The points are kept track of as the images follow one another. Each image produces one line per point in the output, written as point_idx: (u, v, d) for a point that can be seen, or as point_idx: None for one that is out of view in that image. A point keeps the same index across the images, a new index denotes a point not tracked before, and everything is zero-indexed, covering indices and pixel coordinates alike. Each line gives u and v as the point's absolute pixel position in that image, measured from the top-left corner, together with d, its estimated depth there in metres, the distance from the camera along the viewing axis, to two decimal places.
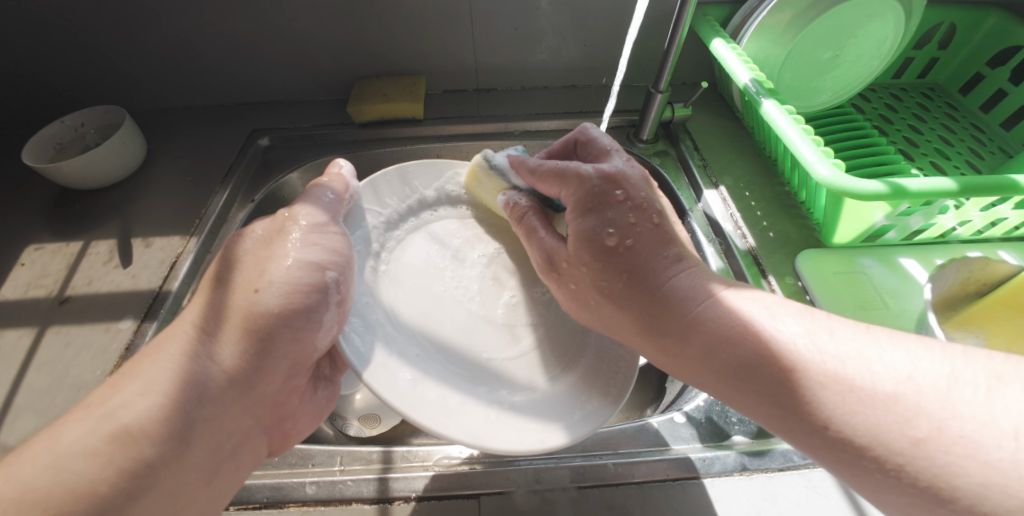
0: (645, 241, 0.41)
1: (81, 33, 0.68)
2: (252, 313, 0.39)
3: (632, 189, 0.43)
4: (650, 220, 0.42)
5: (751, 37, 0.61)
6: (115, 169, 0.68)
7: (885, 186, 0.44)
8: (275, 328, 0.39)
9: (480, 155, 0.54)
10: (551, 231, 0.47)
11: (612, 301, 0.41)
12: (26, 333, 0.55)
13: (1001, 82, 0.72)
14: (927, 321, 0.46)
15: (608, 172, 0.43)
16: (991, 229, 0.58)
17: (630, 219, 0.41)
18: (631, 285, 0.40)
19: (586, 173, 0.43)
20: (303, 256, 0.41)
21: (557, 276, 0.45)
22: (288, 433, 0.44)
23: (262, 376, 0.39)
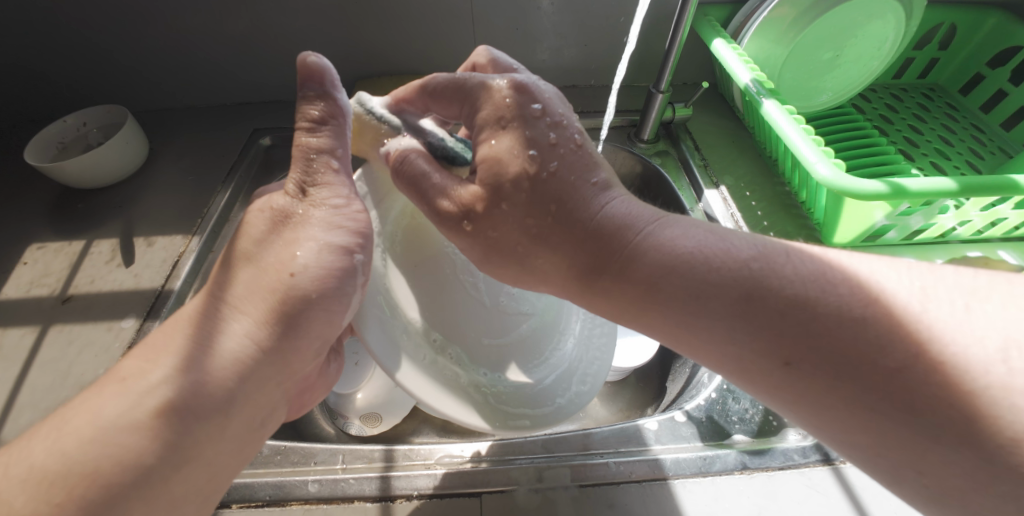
0: (570, 165, 0.36)
1: (84, 33, 0.68)
2: (286, 298, 0.36)
3: (550, 105, 0.38)
4: (571, 142, 0.37)
5: (751, 36, 0.61)
6: (117, 169, 0.68)
7: (885, 186, 0.44)
8: (301, 313, 0.37)
9: (355, 99, 0.46)
10: (445, 174, 0.39)
11: (542, 243, 0.36)
12: (29, 331, 0.55)
13: (1001, 82, 0.72)
14: None
15: (521, 83, 0.38)
16: (991, 229, 0.58)
17: (550, 138, 0.37)
18: (556, 223, 0.35)
19: (496, 85, 0.38)
20: (327, 239, 0.37)
21: (464, 227, 0.37)
22: (303, 401, 0.47)
23: (296, 354, 0.38)
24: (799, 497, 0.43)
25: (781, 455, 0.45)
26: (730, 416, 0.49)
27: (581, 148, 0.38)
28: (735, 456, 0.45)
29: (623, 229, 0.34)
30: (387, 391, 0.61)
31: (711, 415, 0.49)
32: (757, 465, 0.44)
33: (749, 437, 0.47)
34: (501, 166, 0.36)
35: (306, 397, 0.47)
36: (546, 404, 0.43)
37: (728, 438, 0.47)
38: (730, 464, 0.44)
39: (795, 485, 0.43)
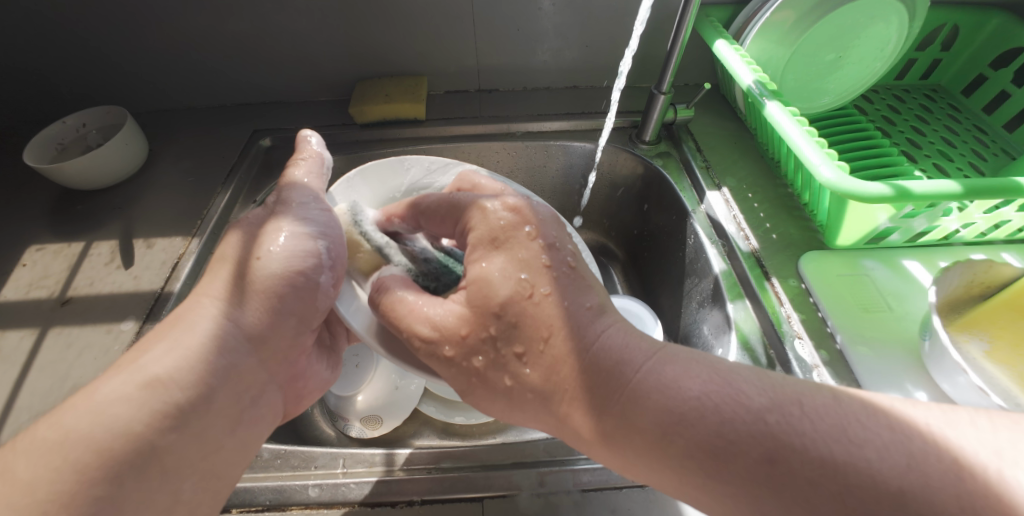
0: (564, 289, 0.35)
1: (83, 33, 0.68)
2: (260, 282, 0.40)
3: (543, 227, 0.38)
4: (565, 262, 0.37)
5: (755, 36, 0.60)
6: (116, 170, 0.68)
7: (889, 188, 0.44)
8: (280, 291, 0.41)
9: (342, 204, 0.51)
10: (424, 296, 0.38)
11: (541, 397, 0.35)
12: (28, 334, 0.55)
13: (1004, 83, 0.72)
14: (931, 324, 0.45)
15: (514, 206, 0.39)
16: (995, 231, 0.58)
17: (542, 259, 0.36)
18: (545, 352, 0.34)
19: (490, 208, 0.39)
20: (293, 229, 0.42)
21: (447, 364, 0.36)
22: (300, 395, 0.47)
23: (273, 332, 0.41)
24: None
25: None
26: None
27: (574, 269, 0.37)
28: None
29: (622, 365, 0.33)
30: (387, 394, 0.61)
31: None
32: None
33: None
34: (493, 297, 0.35)
35: (301, 389, 0.47)
36: None
37: None
38: None
39: None
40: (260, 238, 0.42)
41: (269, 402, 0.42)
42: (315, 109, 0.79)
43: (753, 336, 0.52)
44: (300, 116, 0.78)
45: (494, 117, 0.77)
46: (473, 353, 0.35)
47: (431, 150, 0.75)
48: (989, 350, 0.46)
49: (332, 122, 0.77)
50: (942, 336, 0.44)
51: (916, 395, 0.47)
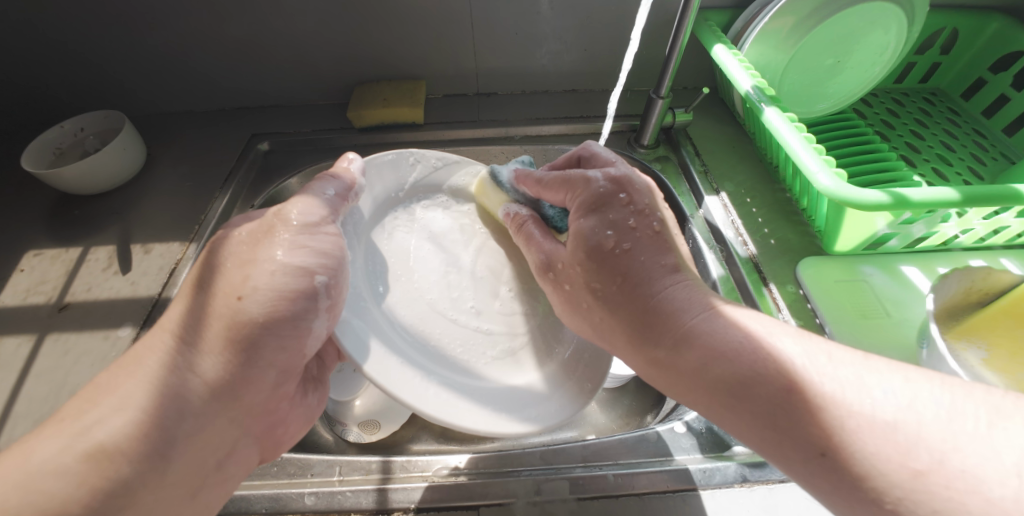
0: (643, 247, 0.41)
1: (80, 38, 0.68)
2: (235, 321, 0.38)
3: (637, 194, 0.43)
4: (650, 227, 0.42)
5: (753, 42, 0.60)
6: (114, 175, 0.68)
7: (887, 196, 0.44)
8: (259, 336, 0.39)
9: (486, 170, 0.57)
10: (548, 238, 0.48)
11: (602, 304, 0.41)
12: (25, 340, 0.55)
13: (1004, 87, 0.72)
14: (929, 332, 0.45)
15: (615, 176, 0.44)
16: (994, 237, 0.58)
17: (630, 222, 0.42)
18: (619, 289, 0.40)
19: (593, 177, 0.44)
20: (289, 260, 0.40)
21: (552, 277, 0.45)
22: (279, 441, 0.44)
23: (245, 386, 0.39)
24: (798, 509, 0.42)
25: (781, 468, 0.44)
26: None
27: (658, 232, 0.42)
28: (735, 469, 0.44)
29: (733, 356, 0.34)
30: (385, 399, 0.61)
31: (710, 427, 0.49)
32: (756, 478, 0.44)
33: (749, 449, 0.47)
34: (585, 242, 0.42)
35: (281, 436, 0.44)
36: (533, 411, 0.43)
37: (728, 450, 0.47)
38: (731, 477, 0.44)
39: (794, 497, 0.43)
40: (249, 264, 0.40)
41: (241, 456, 0.40)
42: (314, 113, 0.79)
43: None
44: (298, 120, 0.78)
45: (492, 121, 0.77)
46: (567, 278, 0.44)
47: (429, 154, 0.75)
48: (987, 358, 0.46)
49: (330, 126, 0.77)
50: (939, 344, 0.44)
51: None
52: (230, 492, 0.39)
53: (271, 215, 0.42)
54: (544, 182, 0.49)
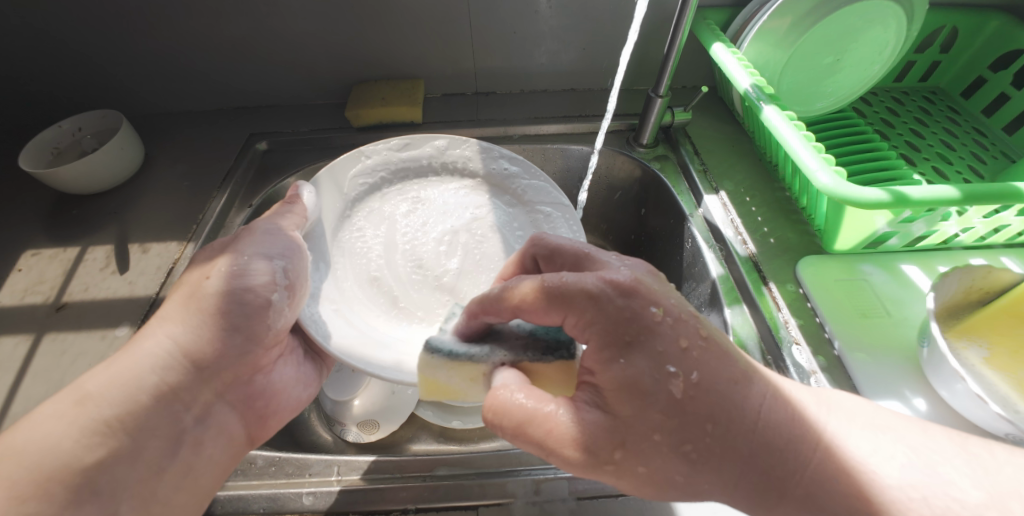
0: (708, 365, 0.32)
1: (77, 37, 0.68)
2: (200, 297, 0.43)
3: (661, 296, 0.33)
4: (698, 334, 0.33)
5: (751, 41, 0.60)
6: (112, 174, 0.67)
7: (887, 194, 0.44)
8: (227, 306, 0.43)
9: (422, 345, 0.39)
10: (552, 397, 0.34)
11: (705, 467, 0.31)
12: (22, 340, 0.55)
13: (1004, 85, 0.72)
14: (930, 331, 0.45)
15: (618, 281, 0.33)
16: (994, 236, 0.58)
17: (679, 340, 0.32)
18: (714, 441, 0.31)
19: (592, 286, 0.33)
20: (253, 250, 0.45)
21: (612, 468, 0.32)
22: (264, 414, 0.47)
23: (216, 356, 0.43)
24: None
25: None
26: None
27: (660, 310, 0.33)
28: None
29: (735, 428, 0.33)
30: (384, 399, 0.61)
31: None
32: None
33: None
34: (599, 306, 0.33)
35: (262, 409, 0.47)
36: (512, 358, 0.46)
37: None
38: None
39: None
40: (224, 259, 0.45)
41: (218, 420, 0.44)
42: (313, 112, 0.79)
43: (751, 342, 0.52)
44: (297, 120, 0.78)
45: (490, 120, 0.77)
46: (572, 417, 0.33)
47: None
48: (988, 356, 0.46)
49: (328, 125, 0.77)
50: (940, 343, 0.43)
51: (913, 402, 0.46)
52: (208, 457, 0.42)
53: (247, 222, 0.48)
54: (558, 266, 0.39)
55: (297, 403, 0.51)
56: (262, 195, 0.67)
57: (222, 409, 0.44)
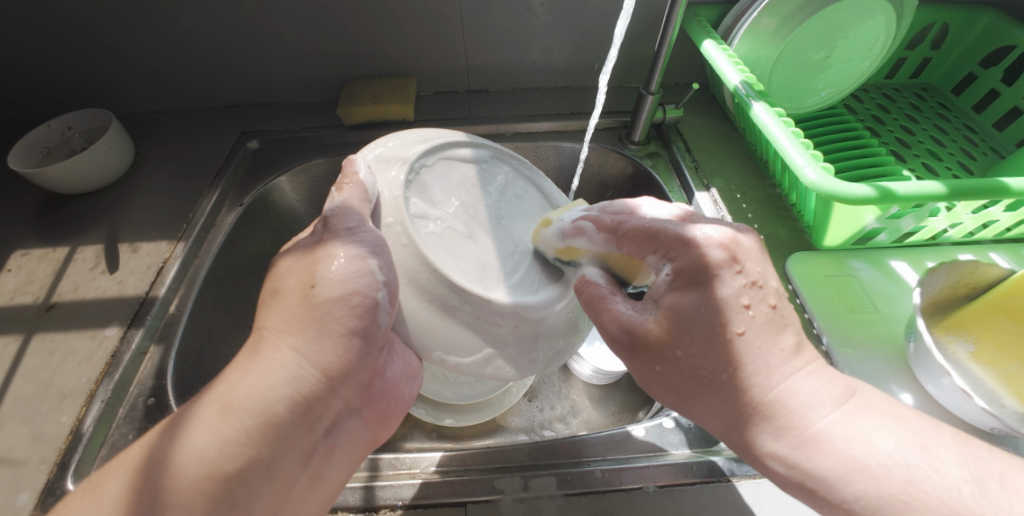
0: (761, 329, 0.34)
1: (62, 34, 0.67)
2: (314, 304, 0.37)
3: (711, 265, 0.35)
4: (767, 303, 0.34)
5: (741, 37, 0.60)
6: (100, 173, 0.67)
7: (873, 189, 0.44)
8: (327, 320, 0.37)
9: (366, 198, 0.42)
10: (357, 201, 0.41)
11: None
12: (12, 341, 0.54)
13: (994, 81, 0.72)
14: (916, 327, 0.45)
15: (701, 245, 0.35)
16: (984, 232, 0.58)
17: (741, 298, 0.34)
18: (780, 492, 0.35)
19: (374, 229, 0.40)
20: (347, 251, 0.38)
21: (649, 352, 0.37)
22: (385, 422, 0.45)
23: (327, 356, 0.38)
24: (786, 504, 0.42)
25: None
26: None
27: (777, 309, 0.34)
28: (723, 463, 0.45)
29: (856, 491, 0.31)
30: None
31: None
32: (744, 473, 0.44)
33: None
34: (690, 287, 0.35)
35: (383, 412, 0.45)
36: (441, 149, 0.46)
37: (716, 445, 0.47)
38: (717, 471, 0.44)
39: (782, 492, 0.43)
40: (320, 260, 0.39)
41: (347, 429, 0.41)
42: (304, 111, 0.79)
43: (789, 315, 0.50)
44: (289, 118, 0.78)
45: (483, 118, 0.76)
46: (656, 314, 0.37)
47: None
48: (974, 351, 0.46)
49: (320, 124, 0.76)
50: (926, 338, 0.44)
51: (901, 397, 0.47)
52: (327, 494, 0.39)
53: (321, 229, 0.40)
54: (622, 235, 0.39)
55: (409, 397, 0.47)
56: (254, 194, 0.67)
57: (354, 431, 0.42)
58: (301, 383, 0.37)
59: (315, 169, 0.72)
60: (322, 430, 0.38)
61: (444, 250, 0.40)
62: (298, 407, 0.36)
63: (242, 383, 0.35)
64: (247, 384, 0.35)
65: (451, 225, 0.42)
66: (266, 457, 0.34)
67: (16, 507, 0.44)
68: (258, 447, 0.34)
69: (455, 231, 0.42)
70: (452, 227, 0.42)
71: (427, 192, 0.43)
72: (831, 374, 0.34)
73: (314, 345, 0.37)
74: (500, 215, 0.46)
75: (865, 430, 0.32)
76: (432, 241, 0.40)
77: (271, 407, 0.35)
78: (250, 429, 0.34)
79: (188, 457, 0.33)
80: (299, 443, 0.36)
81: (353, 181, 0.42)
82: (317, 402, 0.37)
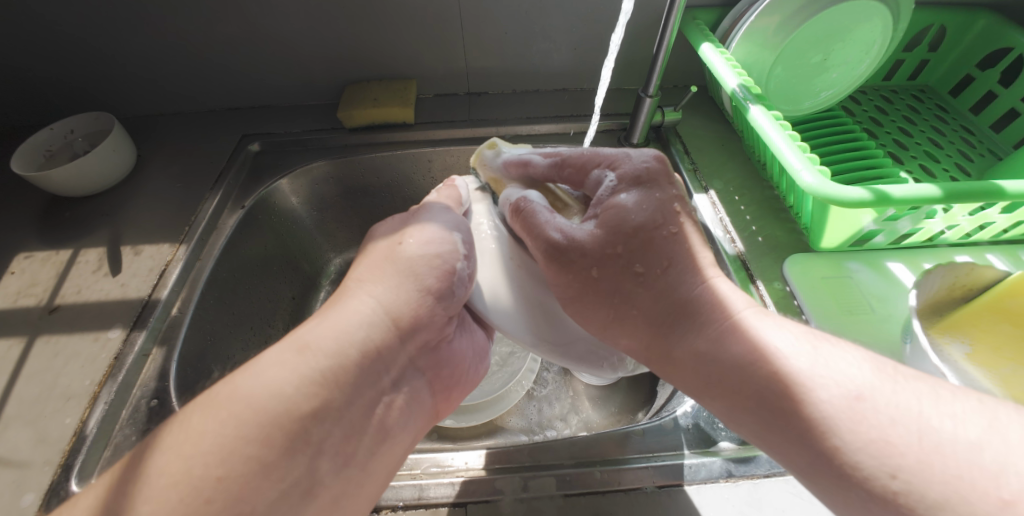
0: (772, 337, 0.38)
1: (65, 38, 0.68)
2: (397, 260, 0.43)
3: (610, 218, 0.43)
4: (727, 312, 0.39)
5: (740, 41, 0.61)
6: (103, 176, 0.67)
7: (869, 192, 0.44)
8: (409, 268, 0.43)
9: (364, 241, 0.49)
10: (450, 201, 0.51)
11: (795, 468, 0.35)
12: (16, 342, 0.55)
13: (992, 83, 0.72)
14: (912, 328, 0.46)
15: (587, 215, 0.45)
16: (980, 233, 0.59)
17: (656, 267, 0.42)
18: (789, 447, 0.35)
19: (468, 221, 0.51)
20: (434, 224, 0.46)
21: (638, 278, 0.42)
22: (447, 396, 0.47)
23: (402, 307, 0.41)
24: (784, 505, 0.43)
25: (767, 462, 0.45)
26: (717, 423, 0.49)
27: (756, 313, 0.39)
28: (721, 464, 0.45)
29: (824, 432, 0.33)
30: None
31: (698, 423, 0.49)
32: (742, 473, 0.44)
33: (735, 444, 0.47)
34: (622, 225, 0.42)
35: (445, 382, 0.46)
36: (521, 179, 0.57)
37: (715, 445, 0.47)
38: (716, 472, 0.45)
39: (780, 493, 0.43)
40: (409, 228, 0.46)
41: (411, 386, 0.42)
42: (305, 113, 0.79)
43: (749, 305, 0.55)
44: (290, 121, 0.78)
45: (483, 120, 0.77)
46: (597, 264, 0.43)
47: (421, 153, 0.74)
48: (970, 352, 0.46)
49: (321, 126, 0.77)
50: (922, 340, 0.44)
51: None
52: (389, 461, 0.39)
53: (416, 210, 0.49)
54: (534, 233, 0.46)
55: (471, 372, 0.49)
56: (255, 196, 0.67)
57: (416, 397, 0.42)
58: (374, 329, 0.39)
59: (317, 171, 0.73)
60: (390, 381, 0.39)
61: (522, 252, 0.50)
62: (369, 354, 0.38)
63: (317, 325, 0.38)
64: (319, 327, 0.38)
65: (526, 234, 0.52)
66: (339, 399, 0.36)
67: (21, 507, 0.44)
68: (332, 388, 0.35)
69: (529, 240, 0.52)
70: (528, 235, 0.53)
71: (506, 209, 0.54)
72: (806, 334, 0.38)
73: (391, 288, 0.42)
74: None
75: (836, 365, 0.35)
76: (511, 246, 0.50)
77: (344, 350, 0.37)
78: (324, 368, 0.36)
79: (272, 392, 0.34)
80: (367, 390, 0.38)
81: (451, 188, 0.53)
82: (386, 353, 0.39)
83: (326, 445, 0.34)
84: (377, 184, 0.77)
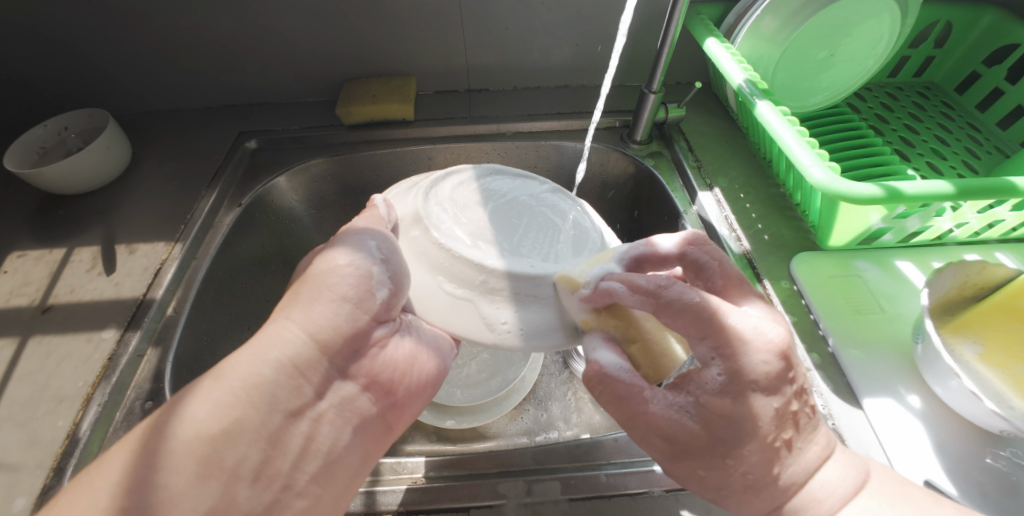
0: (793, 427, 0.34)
1: (59, 33, 0.66)
2: (315, 278, 0.41)
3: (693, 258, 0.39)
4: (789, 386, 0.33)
5: (744, 36, 0.60)
6: (97, 174, 0.66)
7: (880, 189, 0.43)
8: (321, 286, 0.41)
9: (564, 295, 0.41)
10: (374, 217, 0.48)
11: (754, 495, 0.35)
12: (8, 343, 0.54)
13: (998, 80, 0.71)
14: (924, 329, 0.45)
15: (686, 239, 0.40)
16: (989, 231, 0.58)
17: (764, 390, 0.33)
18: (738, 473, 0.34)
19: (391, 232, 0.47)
20: (349, 237, 0.43)
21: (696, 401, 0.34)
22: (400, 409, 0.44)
23: (321, 321, 0.40)
24: None
25: None
26: None
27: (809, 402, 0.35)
28: None
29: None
30: None
31: None
32: None
33: None
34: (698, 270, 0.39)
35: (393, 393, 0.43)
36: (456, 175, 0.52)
37: None
38: None
39: None
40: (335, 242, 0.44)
41: (345, 397, 0.40)
42: (303, 110, 0.78)
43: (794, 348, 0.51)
44: (288, 118, 0.77)
45: (484, 117, 0.76)
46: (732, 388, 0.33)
47: (420, 151, 0.73)
48: (982, 352, 0.46)
49: (319, 123, 0.76)
50: (934, 340, 0.43)
51: (908, 399, 0.46)
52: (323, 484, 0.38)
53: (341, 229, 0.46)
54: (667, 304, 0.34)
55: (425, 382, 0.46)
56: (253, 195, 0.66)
57: (351, 404, 0.40)
58: (291, 346, 0.38)
59: (315, 169, 0.71)
60: (312, 395, 0.39)
61: (464, 240, 0.44)
62: (287, 371, 0.38)
63: (242, 358, 0.37)
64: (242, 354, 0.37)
65: (471, 225, 0.46)
66: (256, 420, 0.36)
67: (12, 512, 0.43)
68: (248, 410, 0.36)
69: (471, 229, 0.46)
70: (472, 224, 0.47)
71: (445, 203, 0.48)
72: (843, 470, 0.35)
73: (312, 309, 0.40)
74: (519, 217, 0.50)
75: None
76: (451, 236, 0.45)
77: (259, 373, 0.37)
78: (237, 393, 0.36)
79: (186, 421, 0.34)
80: (287, 404, 0.37)
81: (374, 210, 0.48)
82: (309, 369, 0.39)
83: (242, 471, 0.34)
84: (376, 183, 0.75)
